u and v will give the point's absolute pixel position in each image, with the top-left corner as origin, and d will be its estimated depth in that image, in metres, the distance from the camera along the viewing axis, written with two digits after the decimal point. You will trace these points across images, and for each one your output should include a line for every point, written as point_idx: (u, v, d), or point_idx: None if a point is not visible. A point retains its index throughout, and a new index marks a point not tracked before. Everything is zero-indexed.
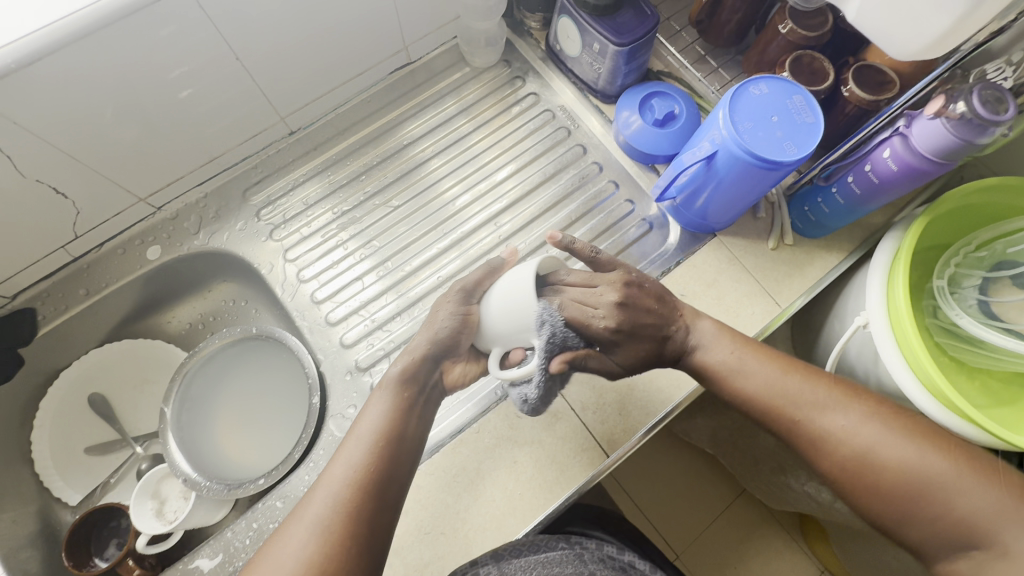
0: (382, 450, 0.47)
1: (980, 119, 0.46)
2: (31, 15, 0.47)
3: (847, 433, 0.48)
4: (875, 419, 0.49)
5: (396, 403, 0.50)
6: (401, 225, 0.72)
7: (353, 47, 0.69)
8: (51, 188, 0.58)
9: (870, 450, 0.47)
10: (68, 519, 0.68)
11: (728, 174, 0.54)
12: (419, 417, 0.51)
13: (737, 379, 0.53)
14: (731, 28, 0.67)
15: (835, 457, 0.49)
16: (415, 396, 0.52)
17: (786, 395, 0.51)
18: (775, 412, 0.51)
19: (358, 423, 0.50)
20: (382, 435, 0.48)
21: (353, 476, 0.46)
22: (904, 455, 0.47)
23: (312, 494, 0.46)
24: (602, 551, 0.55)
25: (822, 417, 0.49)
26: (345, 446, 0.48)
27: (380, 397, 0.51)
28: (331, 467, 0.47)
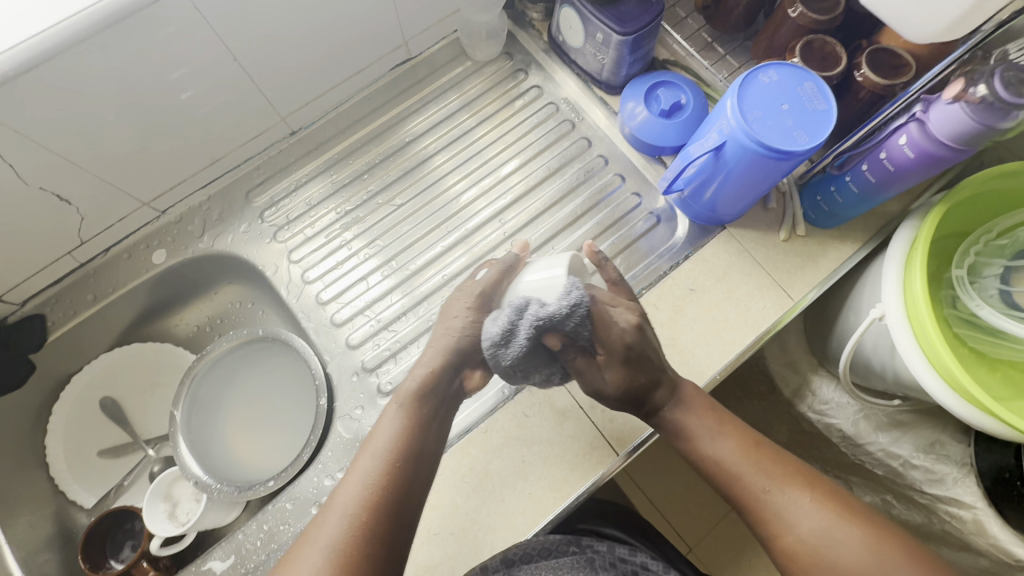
0: (397, 466, 0.46)
1: (1002, 103, 0.44)
2: (25, 22, 0.47)
3: (798, 513, 0.46)
4: (826, 505, 0.47)
5: (412, 418, 0.49)
6: (405, 223, 0.72)
7: (353, 44, 0.68)
8: (54, 194, 0.58)
9: (817, 536, 0.45)
10: (84, 521, 0.69)
11: (738, 165, 0.53)
12: (432, 431, 0.50)
13: (703, 447, 0.51)
14: (739, 13, 0.65)
15: (782, 538, 0.47)
16: (427, 412, 0.50)
17: (747, 469, 0.49)
18: (734, 482, 0.49)
19: (371, 436, 0.49)
20: (395, 451, 0.47)
21: (367, 494, 0.44)
22: (849, 546, 0.45)
23: (324, 514, 0.44)
24: (614, 555, 0.57)
25: (779, 497, 0.47)
26: (357, 462, 0.47)
27: (393, 410, 0.50)
28: (345, 483, 0.46)
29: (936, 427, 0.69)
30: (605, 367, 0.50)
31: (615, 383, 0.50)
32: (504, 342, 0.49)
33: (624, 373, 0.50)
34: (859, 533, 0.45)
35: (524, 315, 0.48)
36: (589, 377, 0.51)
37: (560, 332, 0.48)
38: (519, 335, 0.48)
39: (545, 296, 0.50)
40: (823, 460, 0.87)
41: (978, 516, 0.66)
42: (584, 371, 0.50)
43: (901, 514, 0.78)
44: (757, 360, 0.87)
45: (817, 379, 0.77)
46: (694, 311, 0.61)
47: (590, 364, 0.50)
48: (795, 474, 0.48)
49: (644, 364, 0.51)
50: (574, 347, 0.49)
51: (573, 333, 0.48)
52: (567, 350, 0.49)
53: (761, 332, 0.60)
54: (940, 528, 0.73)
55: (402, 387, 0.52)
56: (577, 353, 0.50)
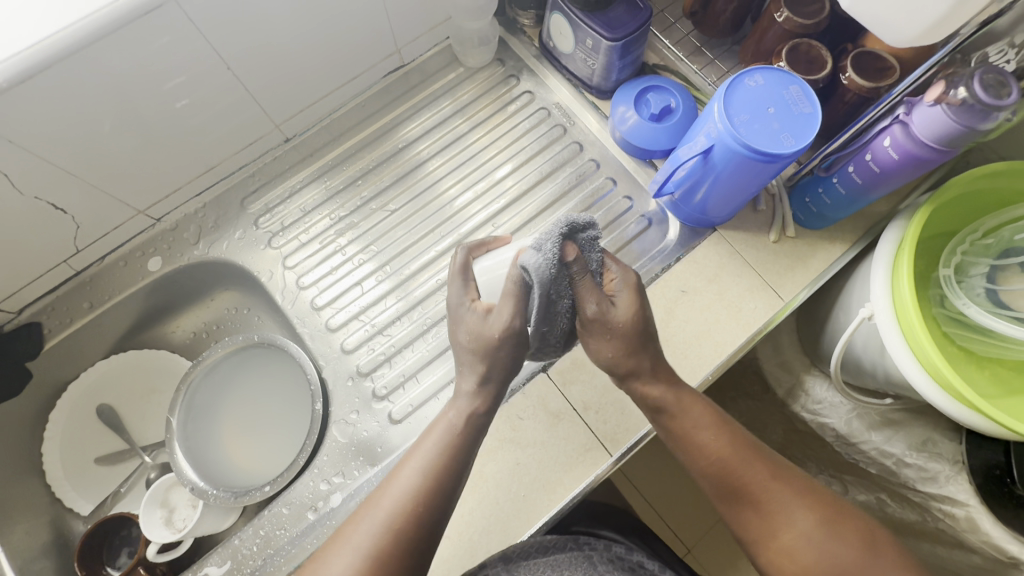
0: (438, 484, 0.46)
1: (982, 104, 0.45)
2: (23, 32, 0.47)
3: (798, 514, 0.48)
4: (821, 509, 0.49)
5: (460, 435, 0.49)
6: (400, 229, 0.72)
7: (346, 51, 0.69)
8: (50, 203, 0.59)
9: (816, 537, 0.47)
10: (80, 529, 0.69)
11: (726, 167, 0.53)
12: (479, 453, 0.49)
13: (705, 441, 0.50)
14: (727, 18, 0.66)
15: (778, 537, 0.48)
16: (477, 429, 0.49)
17: (746, 468, 0.50)
18: (731, 480, 0.50)
19: (419, 445, 0.49)
20: (440, 470, 0.46)
21: (404, 505, 0.45)
22: (848, 547, 0.47)
23: (362, 517, 0.45)
24: (612, 551, 0.57)
25: (778, 496, 0.49)
26: (402, 470, 0.47)
27: (442, 424, 0.49)
28: (388, 488, 0.47)
29: (927, 425, 0.70)
30: (613, 295, 0.50)
31: (628, 309, 0.49)
32: (539, 246, 0.46)
33: (635, 300, 0.49)
34: (858, 538, 0.47)
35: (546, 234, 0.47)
36: (597, 301, 0.48)
37: (574, 244, 0.48)
38: (550, 239, 0.46)
39: (550, 221, 0.49)
40: (816, 460, 0.87)
41: (971, 513, 0.67)
42: (590, 295, 0.48)
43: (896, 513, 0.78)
44: (751, 360, 0.88)
45: (810, 379, 0.78)
46: (686, 313, 0.62)
47: (597, 287, 0.48)
48: (791, 477, 0.50)
49: (648, 304, 0.51)
50: (584, 268, 0.48)
51: (586, 247, 0.48)
52: (579, 267, 0.47)
53: (752, 332, 0.61)
54: (934, 526, 0.73)
55: (457, 403, 0.51)
56: (586, 273, 0.48)
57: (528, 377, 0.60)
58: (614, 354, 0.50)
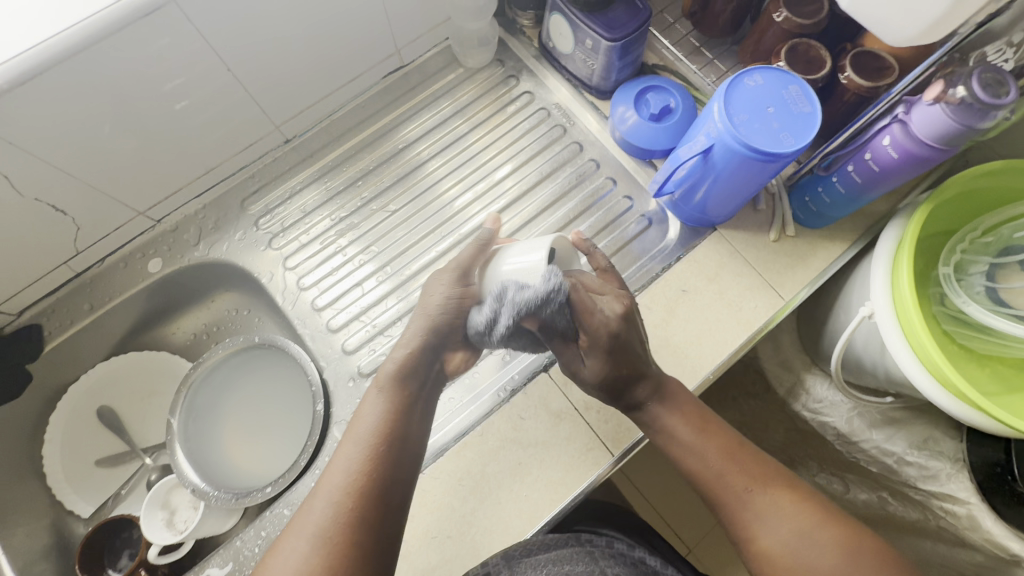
0: (380, 449, 0.46)
1: (981, 103, 0.45)
2: (22, 34, 0.47)
3: (772, 518, 0.47)
4: (801, 511, 0.47)
5: (393, 403, 0.49)
6: (400, 229, 0.72)
7: (346, 52, 0.69)
8: (49, 205, 0.59)
9: (789, 541, 0.46)
10: (81, 531, 0.69)
11: (726, 167, 0.53)
12: (415, 413, 0.50)
13: (683, 446, 0.52)
14: (726, 18, 0.66)
15: (756, 542, 0.47)
16: (408, 394, 0.50)
17: (726, 473, 0.50)
18: (709, 484, 0.50)
19: (356, 424, 0.49)
20: (379, 436, 0.47)
21: (351, 481, 0.44)
22: (822, 552, 0.45)
23: (311, 501, 0.44)
24: (614, 548, 0.57)
25: (754, 501, 0.48)
26: (341, 450, 0.47)
27: (377, 395, 0.50)
28: (330, 472, 0.45)
29: (928, 424, 0.70)
30: (585, 352, 0.52)
31: (595, 370, 0.52)
32: (523, 286, 0.49)
33: (604, 360, 0.51)
34: (833, 540, 0.46)
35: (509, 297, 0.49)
36: (567, 359, 0.53)
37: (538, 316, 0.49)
38: (502, 317, 0.49)
39: (527, 278, 0.50)
40: (817, 459, 0.87)
41: (972, 512, 0.67)
42: (567, 351, 0.52)
43: (897, 511, 0.78)
44: (751, 359, 0.88)
45: (811, 377, 0.78)
46: (687, 312, 0.62)
47: (572, 343, 0.52)
48: (774, 480, 0.49)
49: (627, 356, 0.51)
50: (550, 335, 0.50)
51: (551, 319, 0.48)
52: (543, 333, 0.50)
53: (753, 331, 0.61)
54: (936, 525, 0.73)
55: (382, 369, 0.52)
56: (570, 317, 0.52)
57: (529, 377, 0.60)
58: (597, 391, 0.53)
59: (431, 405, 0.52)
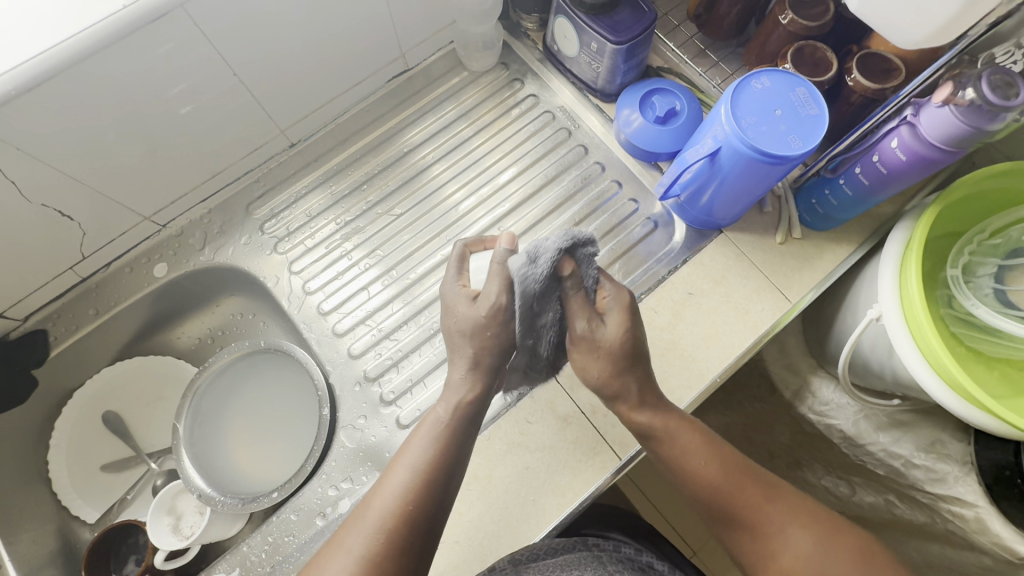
0: (431, 480, 0.45)
1: (990, 105, 0.44)
2: (30, 40, 0.47)
3: (793, 534, 0.48)
4: (819, 526, 0.48)
5: (447, 433, 0.48)
6: (405, 233, 0.72)
7: (352, 56, 0.69)
8: (56, 210, 0.59)
9: (809, 556, 0.47)
10: (87, 536, 0.69)
11: (733, 170, 0.53)
12: (469, 448, 0.49)
13: (698, 468, 0.50)
14: (731, 20, 0.66)
15: (776, 559, 0.47)
16: (465, 426, 0.49)
17: (741, 492, 0.49)
18: (727, 505, 0.49)
19: (406, 448, 0.48)
20: (431, 468, 0.46)
21: (399, 508, 0.44)
22: (844, 566, 0.46)
23: (355, 523, 0.44)
24: (621, 553, 0.58)
25: (773, 517, 0.49)
26: (392, 473, 0.46)
27: (431, 420, 0.49)
28: (376, 495, 0.45)
29: (937, 425, 0.69)
30: (603, 313, 0.51)
31: (617, 330, 0.50)
32: (532, 260, 0.48)
33: (626, 320, 0.50)
34: (852, 552, 0.47)
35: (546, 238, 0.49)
36: (586, 319, 0.50)
37: (573, 260, 0.49)
38: (547, 250, 0.48)
39: (546, 237, 0.50)
40: (824, 461, 0.87)
41: (980, 515, 0.66)
42: (579, 308, 0.50)
43: (905, 513, 0.78)
44: (757, 361, 0.88)
45: (817, 380, 0.78)
46: (693, 316, 0.62)
47: (588, 303, 0.50)
48: (786, 496, 0.50)
49: (639, 324, 0.51)
50: (579, 284, 0.49)
51: (585, 262, 0.49)
52: (573, 282, 0.49)
53: (760, 334, 0.61)
54: (944, 528, 0.73)
55: (444, 400, 0.50)
56: (579, 291, 0.50)
57: None
58: (601, 374, 0.51)
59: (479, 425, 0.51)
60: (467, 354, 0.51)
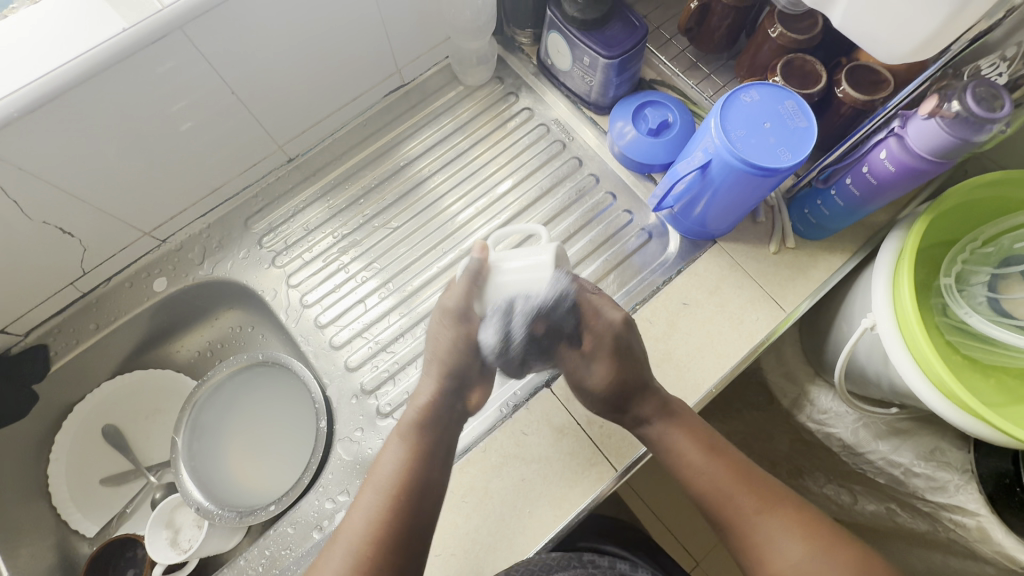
0: (397, 498, 0.48)
1: (976, 117, 0.45)
2: (31, 62, 0.48)
3: (784, 540, 0.48)
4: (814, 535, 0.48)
5: (411, 450, 0.51)
6: (401, 246, 0.73)
7: (349, 73, 0.70)
8: (57, 227, 0.59)
9: (802, 562, 0.47)
10: (86, 550, 0.69)
11: (724, 182, 0.54)
12: (435, 463, 0.51)
13: (694, 469, 0.53)
14: (722, 34, 0.67)
15: (767, 562, 0.49)
16: (429, 439, 0.52)
17: (735, 495, 0.51)
18: (721, 507, 0.51)
19: (376, 470, 0.51)
20: (396, 483, 0.48)
21: (369, 528, 0.46)
22: (833, 572, 0.46)
23: (333, 547, 0.47)
24: (616, 568, 0.57)
25: (767, 524, 0.50)
26: (363, 496, 0.49)
27: (395, 441, 0.52)
28: (351, 517, 0.48)
29: (934, 433, 0.69)
30: (591, 359, 0.57)
31: (602, 377, 0.55)
32: (503, 343, 0.56)
33: (610, 366, 0.55)
34: (844, 561, 0.47)
35: (513, 314, 0.54)
36: (574, 366, 0.57)
37: (546, 317, 0.55)
38: (516, 322, 0.55)
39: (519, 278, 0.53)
40: (824, 470, 0.87)
41: (982, 523, 0.66)
42: (570, 362, 0.57)
43: (906, 522, 0.78)
44: (754, 370, 0.88)
45: (815, 389, 0.78)
46: (688, 326, 0.62)
47: (576, 350, 0.57)
48: (782, 503, 0.51)
49: (631, 363, 0.55)
50: (559, 336, 0.57)
51: (558, 320, 0.56)
52: (551, 338, 0.57)
53: (755, 343, 0.61)
54: (946, 536, 0.72)
55: (404, 417, 0.54)
56: (562, 342, 0.57)
57: (531, 392, 0.60)
58: (595, 411, 0.57)
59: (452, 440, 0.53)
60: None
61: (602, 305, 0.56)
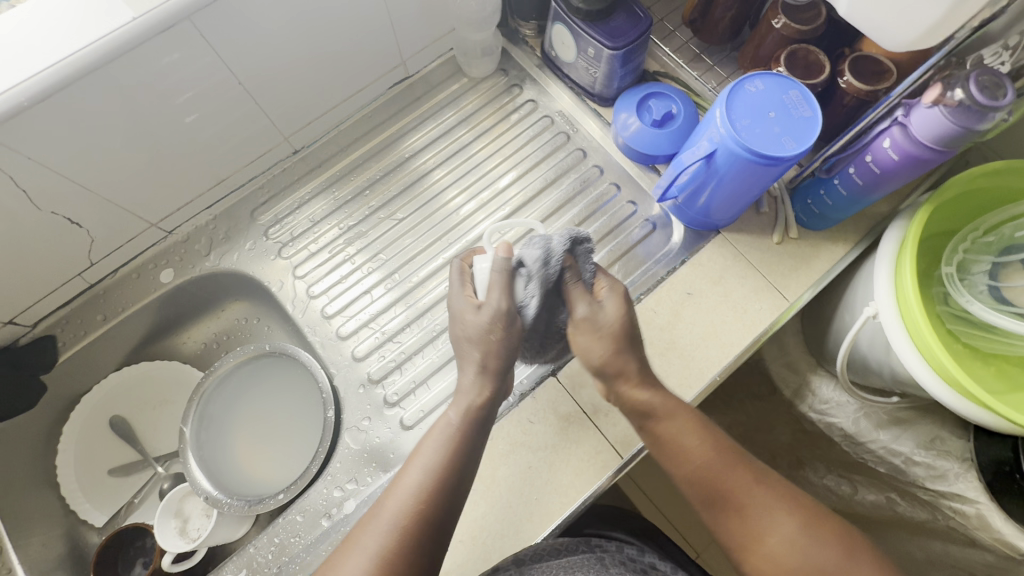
0: (444, 479, 0.47)
1: (979, 105, 0.46)
2: (39, 52, 0.48)
3: (777, 519, 0.48)
4: (807, 514, 0.49)
5: (461, 434, 0.49)
6: (407, 237, 0.73)
7: (353, 64, 0.70)
8: (65, 218, 0.60)
9: (797, 540, 0.47)
10: (95, 540, 0.70)
11: (729, 171, 0.54)
12: (479, 447, 0.50)
13: (687, 449, 0.51)
14: (725, 25, 0.67)
15: (761, 541, 0.48)
16: (479, 429, 0.50)
17: (728, 473, 0.50)
18: (715, 485, 0.50)
19: (420, 447, 0.49)
20: (444, 466, 0.47)
21: (412, 506, 0.45)
22: (829, 551, 0.46)
23: (372, 519, 0.46)
24: (623, 554, 0.57)
25: (759, 501, 0.49)
26: (407, 472, 0.48)
27: (444, 422, 0.50)
28: (392, 492, 0.47)
29: (935, 422, 0.70)
30: (603, 300, 0.53)
31: (616, 311, 0.52)
32: (545, 264, 0.51)
33: (623, 304, 0.53)
34: (837, 541, 0.47)
35: (552, 240, 0.53)
36: (586, 303, 0.53)
37: (575, 254, 0.53)
38: (557, 248, 0.52)
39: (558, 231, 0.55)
40: (826, 460, 0.88)
41: (981, 511, 0.67)
42: (579, 298, 0.53)
43: (906, 511, 0.79)
44: (757, 360, 0.88)
45: (817, 379, 0.78)
46: (692, 315, 0.63)
47: (587, 294, 0.54)
48: (772, 481, 0.51)
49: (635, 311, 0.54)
50: (578, 275, 0.53)
51: (584, 259, 0.54)
52: (573, 274, 0.53)
53: (758, 333, 0.62)
54: (945, 524, 0.73)
55: (456, 402, 0.51)
56: (577, 282, 0.53)
57: (537, 381, 0.61)
58: (602, 355, 0.52)
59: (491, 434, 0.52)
60: (475, 358, 0.52)
61: (607, 270, 0.56)
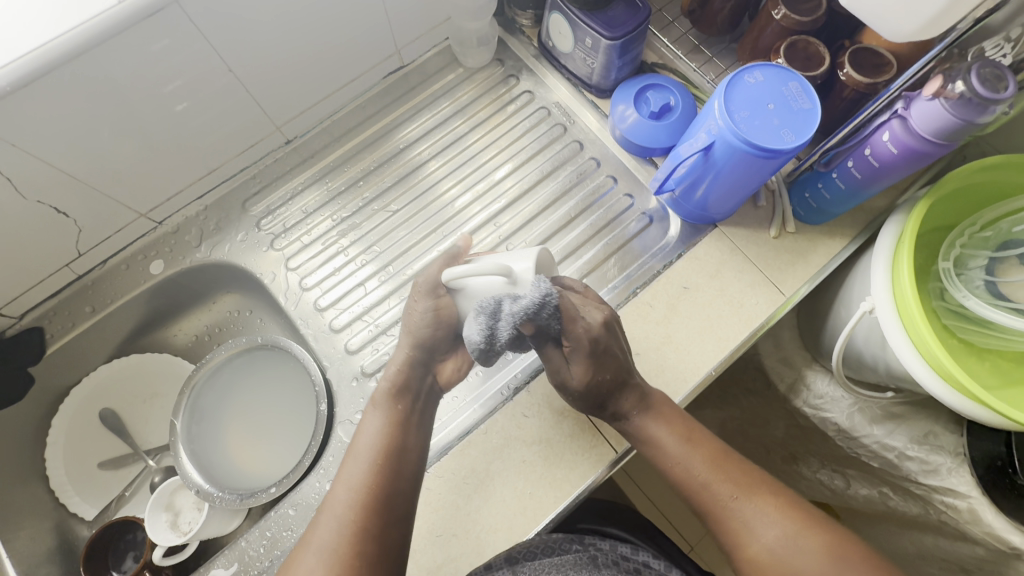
0: (382, 469, 0.48)
1: (980, 98, 0.45)
2: (23, 35, 0.47)
3: (761, 528, 0.48)
4: (789, 521, 0.48)
5: (392, 420, 0.52)
6: (401, 229, 0.72)
7: (347, 53, 0.69)
8: (51, 207, 0.59)
9: (778, 549, 0.47)
10: (85, 533, 0.69)
11: (727, 164, 0.54)
12: (415, 433, 0.52)
13: (671, 460, 0.53)
14: (724, 16, 0.66)
15: (746, 549, 0.49)
16: (409, 415, 0.53)
17: (712, 483, 0.51)
18: (699, 495, 0.52)
19: (356, 442, 0.51)
20: (379, 453, 0.49)
21: (356, 497, 0.47)
22: (809, 560, 0.46)
23: (319, 518, 0.47)
24: (616, 552, 0.55)
25: (743, 511, 0.49)
26: (346, 468, 0.49)
27: (376, 414, 0.52)
28: (334, 489, 0.48)
29: (929, 418, 0.70)
30: (571, 358, 0.52)
31: (581, 377, 0.51)
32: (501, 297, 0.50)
33: (587, 364, 0.51)
34: (817, 546, 0.47)
35: (500, 315, 0.46)
36: (555, 364, 0.52)
37: (534, 322, 0.47)
38: (503, 319, 0.46)
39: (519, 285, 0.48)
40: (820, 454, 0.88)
41: (973, 505, 0.67)
42: (554, 360, 0.52)
43: (898, 506, 0.79)
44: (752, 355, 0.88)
45: (811, 373, 0.78)
46: (688, 309, 0.62)
47: (558, 349, 0.52)
48: (758, 487, 0.51)
49: (614, 354, 0.52)
50: (547, 336, 0.49)
51: (546, 324, 0.47)
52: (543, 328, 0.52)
53: (755, 327, 0.61)
54: (937, 519, 0.73)
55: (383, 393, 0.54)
56: (551, 341, 0.51)
57: (531, 375, 0.60)
58: (579, 408, 0.55)
59: (430, 419, 0.54)
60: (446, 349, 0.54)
61: (586, 299, 0.53)
